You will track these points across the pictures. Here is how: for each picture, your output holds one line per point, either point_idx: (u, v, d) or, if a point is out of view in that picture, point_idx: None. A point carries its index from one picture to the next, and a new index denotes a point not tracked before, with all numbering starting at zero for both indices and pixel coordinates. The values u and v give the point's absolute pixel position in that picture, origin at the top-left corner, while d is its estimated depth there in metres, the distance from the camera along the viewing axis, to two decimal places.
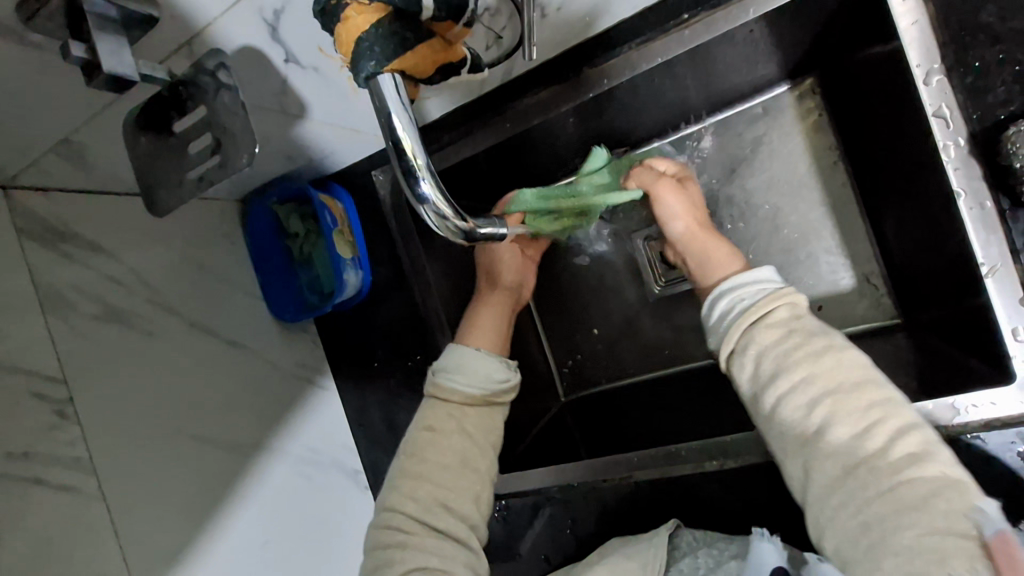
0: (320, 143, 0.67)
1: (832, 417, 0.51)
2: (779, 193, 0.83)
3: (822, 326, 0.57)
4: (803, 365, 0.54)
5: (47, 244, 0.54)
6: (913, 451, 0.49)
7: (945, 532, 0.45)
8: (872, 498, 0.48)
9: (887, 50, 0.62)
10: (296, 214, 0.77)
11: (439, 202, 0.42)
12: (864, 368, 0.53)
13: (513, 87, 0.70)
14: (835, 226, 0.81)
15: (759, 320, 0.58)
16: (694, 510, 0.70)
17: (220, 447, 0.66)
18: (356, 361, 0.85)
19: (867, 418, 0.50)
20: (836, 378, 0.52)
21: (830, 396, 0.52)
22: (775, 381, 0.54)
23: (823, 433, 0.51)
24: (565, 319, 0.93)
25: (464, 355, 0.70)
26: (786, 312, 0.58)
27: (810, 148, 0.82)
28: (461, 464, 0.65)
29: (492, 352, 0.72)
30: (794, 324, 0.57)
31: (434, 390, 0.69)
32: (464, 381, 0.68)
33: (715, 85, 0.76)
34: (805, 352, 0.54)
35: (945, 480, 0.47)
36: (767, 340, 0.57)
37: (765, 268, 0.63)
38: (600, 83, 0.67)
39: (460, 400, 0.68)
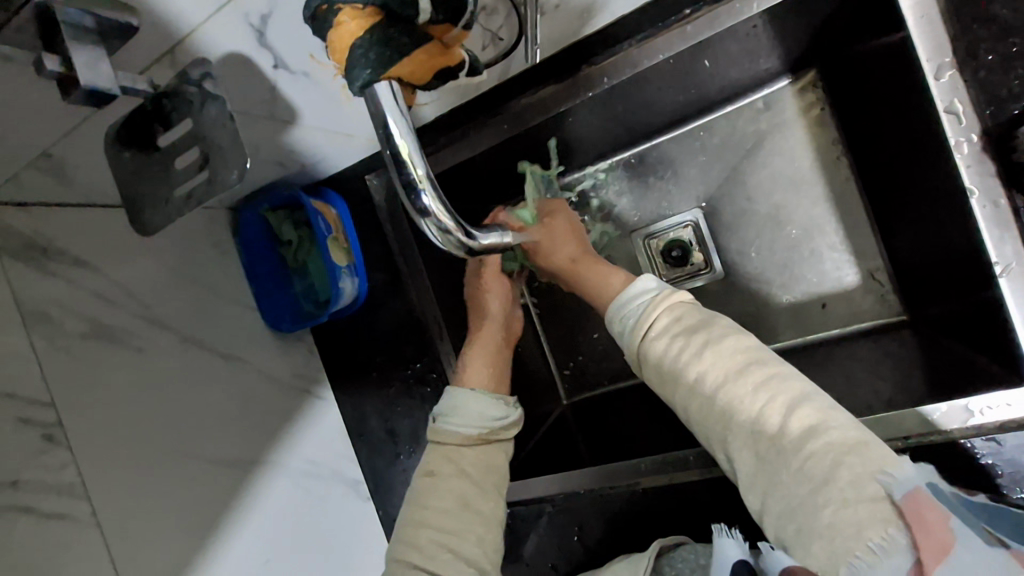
0: (313, 149, 0.65)
1: (729, 408, 0.53)
2: (782, 190, 0.82)
3: (706, 319, 0.59)
4: (690, 367, 0.56)
5: (31, 262, 0.52)
6: (807, 421, 0.50)
7: (857, 503, 0.46)
8: (786, 479, 0.49)
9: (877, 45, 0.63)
10: (287, 221, 0.76)
11: (440, 214, 0.39)
12: (746, 349, 0.55)
13: (507, 88, 0.68)
14: (838, 222, 0.80)
15: (648, 331, 0.61)
16: (699, 521, 0.68)
17: (217, 464, 0.64)
18: (353, 370, 0.83)
19: (757, 402, 0.52)
20: (723, 372, 0.54)
21: (721, 392, 0.53)
22: (675, 386, 0.57)
23: (730, 420, 0.53)
24: (567, 321, 0.93)
25: (462, 397, 0.70)
26: (667, 318, 0.60)
27: (811, 143, 0.80)
28: (462, 506, 0.64)
29: (486, 391, 0.72)
30: (676, 326, 0.59)
31: (434, 436, 0.68)
32: (462, 423, 0.68)
33: (716, 80, 0.74)
34: (689, 353, 0.56)
35: (844, 444, 0.48)
36: (656, 350, 0.59)
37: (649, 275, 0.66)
38: (600, 82, 0.65)
39: (457, 442, 0.67)
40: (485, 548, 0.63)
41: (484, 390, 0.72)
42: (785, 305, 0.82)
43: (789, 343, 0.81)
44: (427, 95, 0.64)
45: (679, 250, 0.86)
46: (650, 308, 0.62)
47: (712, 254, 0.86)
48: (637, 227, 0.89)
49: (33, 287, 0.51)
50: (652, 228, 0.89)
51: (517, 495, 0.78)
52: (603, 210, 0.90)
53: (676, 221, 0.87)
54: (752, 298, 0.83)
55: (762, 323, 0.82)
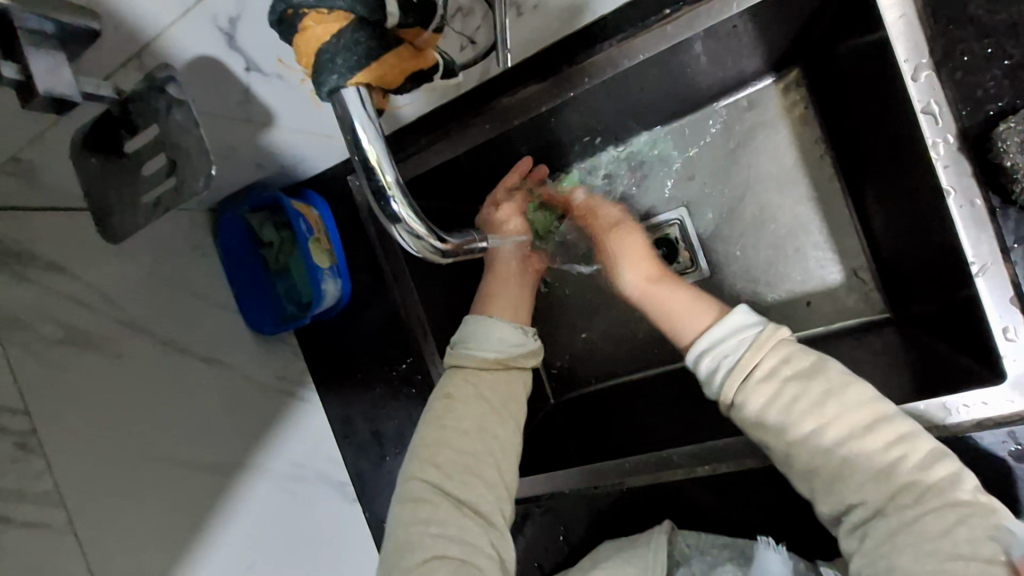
0: (293, 151, 0.65)
1: (851, 463, 0.54)
2: (767, 189, 0.82)
3: (817, 363, 0.58)
4: (808, 418, 0.56)
5: (3, 267, 0.51)
6: (935, 479, 0.51)
7: (968, 559, 0.48)
8: (902, 532, 0.51)
9: (860, 46, 0.62)
10: (269, 222, 0.75)
11: (412, 221, 0.40)
12: (869, 401, 0.55)
13: (489, 88, 0.68)
14: (822, 221, 0.80)
15: (750, 374, 0.59)
16: (687, 514, 0.69)
17: (199, 469, 0.63)
18: (338, 371, 0.82)
19: (889, 458, 0.53)
20: (845, 426, 0.55)
21: (846, 447, 0.54)
22: (783, 433, 0.56)
23: (847, 474, 0.54)
24: (555, 320, 0.93)
25: (483, 320, 0.71)
26: (774, 359, 0.59)
27: (796, 142, 0.80)
28: (479, 431, 0.64)
29: (509, 318, 0.74)
30: (786, 370, 0.58)
31: (451, 360, 0.68)
32: (482, 348, 0.68)
33: (700, 80, 0.74)
34: (807, 403, 0.56)
35: (965, 504, 0.50)
36: (763, 396, 0.58)
37: (740, 311, 0.63)
38: (582, 82, 0.65)
39: (477, 364, 0.67)
40: (503, 476, 0.63)
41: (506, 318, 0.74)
42: (770, 303, 0.82)
43: None
44: (404, 98, 0.63)
45: (666, 247, 0.86)
46: (756, 347, 0.60)
47: (698, 253, 0.85)
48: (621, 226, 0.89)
49: (5, 292, 0.51)
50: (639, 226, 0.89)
51: None
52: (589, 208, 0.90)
53: (662, 221, 0.87)
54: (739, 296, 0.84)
55: None
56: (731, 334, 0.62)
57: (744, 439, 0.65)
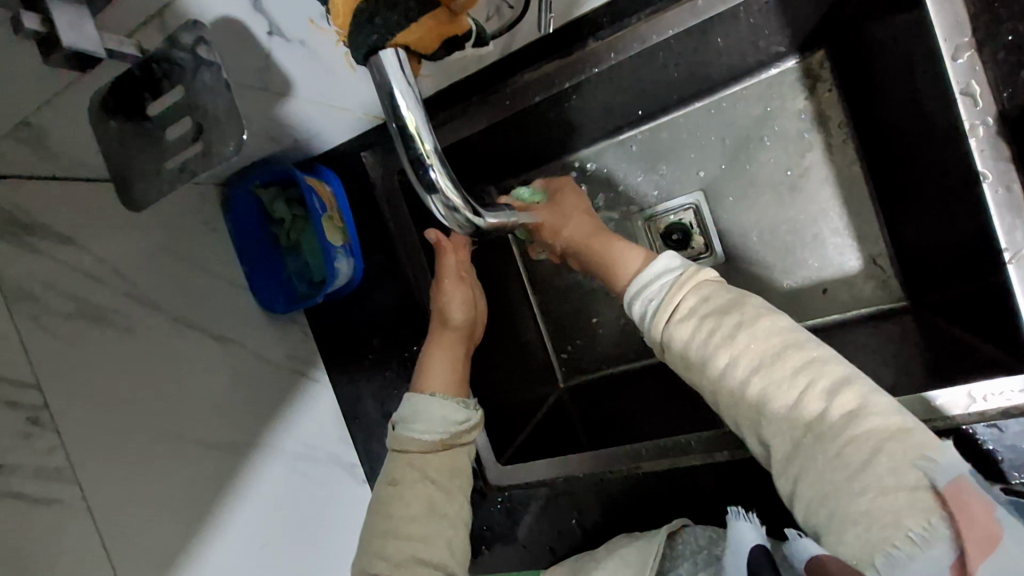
0: (309, 125, 0.64)
1: (764, 394, 0.52)
2: (788, 172, 0.81)
3: (734, 299, 0.58)
4: (722, 350, 0.55)
5: (12, 238, 0.49)
6: (847, 405, 0.50)
7: (896, 491, 0.46)
8: (822, 466, 0.49)
9: (889, 29, 0.61)
10: (280, 198, 0.74)
11: (449, 191, 0.38)
12: (779, 331, 0.54)
13: (509, 64, 0.66)
14: (842, 206, 0.79)
15: (673, 313, 0.59)
16: (700, 506, 0.68)
17: (211, 448, 0.62)
18: (348, 353, 0.81)
19: (798, 386, 0.51)
20: (756, 356, 0.53)
21: (759, 379, 0.53)
22: (705, 370, 0.56)
23: (768, 409, 0.52)
24: (568, 304, 0.92)
25: (423, 404, 0.70)
26: (694, 299, 0.59)
27: (818, 125, 0.79)
28: (427, 511, 0.65)
29: (449, 394, 0.72)
30: (703, 307, 0.58)
31: (394, 443, 0.69)
32: (425, 432, 0.68)
33: (724, 60, 0.73)
34: (721, 336, 0.55)
35: (886, 431, 0.48)
36: (683, 334, 0.58)
37: (664, 257, 0.64)
38: (607, 58, 0.63)
39: (419, 449, 0.68)
40: (454, 552, 0.65)
41: (446, 394, 0.72)
42: (785, 290, 0.81)
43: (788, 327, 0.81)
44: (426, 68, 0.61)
45: (681, 232, 0.85)
46: (674, 289, 0.60)
47: (713, 238, 0.84)
48: (636, 209, 0.88)
49: (15, 263, 0.49)
50: (656, 210, 0.87)
51: (509, 479, 0.77)
52: (604, 191, 0.89)
53: (677, 205, 0.86)
54: (754, 283, 0.83)
55: None
56: (655, 279, 0.63)
57: None
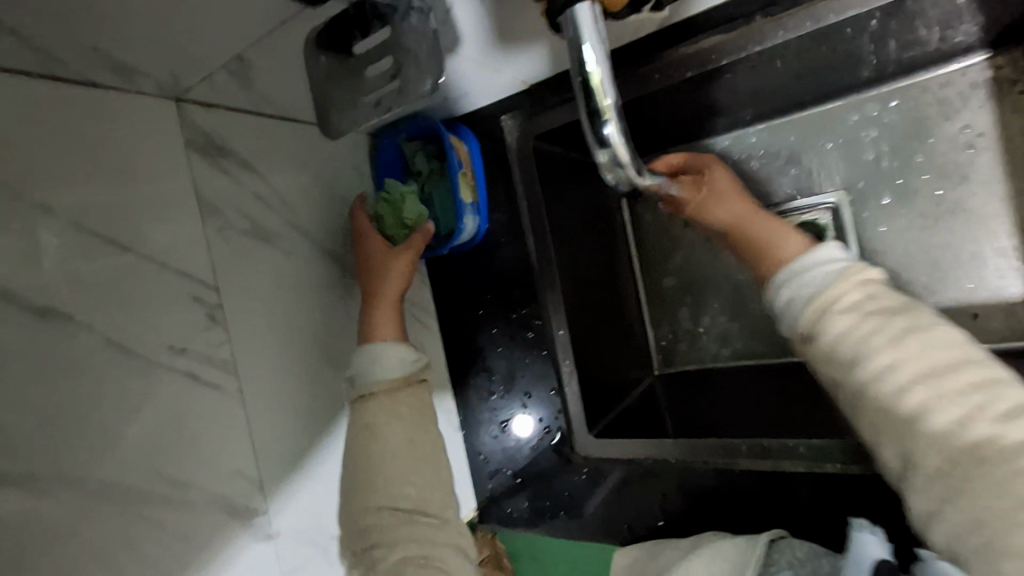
0: (461, 81, 0.69)
1: (927, 408, 0.47)
2: (950, 180, 0.73)
3: (905, 304, 0.52)
4: (884, 351, 0.50)
5: (209, 157, 0.58)
6: None
7: None
8: (987, 494, 0.44)
9: None
10: (422, 152, 0.77)
11: (620, 144, 0.43)
12: (957, 345, 0.49)
13: (670, 36, 0.65)
14: (1010, 224, 0.71)
15: (833, 304, 0.53)
16: (795, 518, 0.67)
17: (338, 370, 0.69)
18: (457, 303, 0.86)
19: (969, 407, 0.46)
20: (924, 366, 0.48)
21: (921, 391, 0.48)
22: (856, 371, 0.51)
23: (920, 425, 0.47)
24: (676, 298, 0.88)
25: (378, 349, 0.66)
26: (858, 293, 0.53)
27: (1000, 131, 0.71)
28: (407, 444, 0.66)
29: (395, 340, 0.67)
30: (870, 304, 0.52)
31: (356, 394, 0.66)
32: (380, 378, 0.65)
33: (894, 50, 0.67)
34: (887, 337, 0.50)
35: None
36: (840, 326, 0.52)
37: (829, 245, 0.57)
38: (774, 35, 0.61)
39: (385, 388, 0.66)
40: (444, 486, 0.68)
41: (397, 341, 0.67)
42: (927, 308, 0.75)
43: None
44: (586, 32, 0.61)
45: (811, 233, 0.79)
46: (840, 280, 0.54)
47: (851, 241, 0.78)
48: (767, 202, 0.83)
49: (207, 178, 0.58)
50: (787, 205, 0.81)
51: (594, 450, 0.77)
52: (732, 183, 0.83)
53: (814, 203, 0.79)
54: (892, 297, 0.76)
55: None
56: (815, 267, 0.56)
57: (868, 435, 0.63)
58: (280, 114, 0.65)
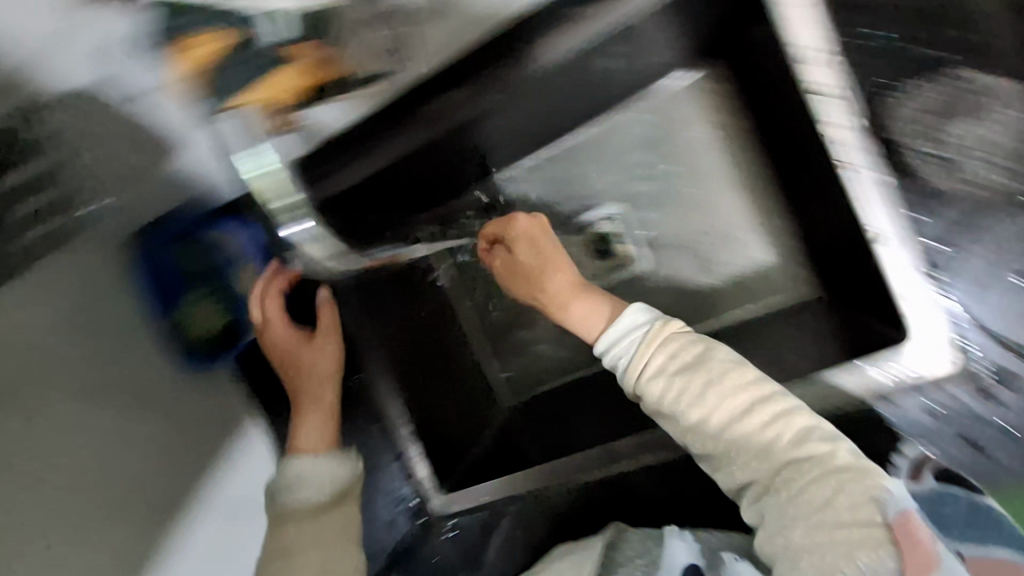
0: (198, 170, 0.65)
1: (734, 442, 0.58)
2: (693, 180, 0.84)
3: (702, 355, 0.61)
4: (692, 408, 0.59)
5: None
6: (815, 450, 0.56)
7: (849, 526, 0.52)
8: (793, 510, 0.55)
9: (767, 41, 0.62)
10: (191, 250, 0.71)
11: None
12: (749, 382, 0.59)
13: (399, 105, 0.63)
14: (748, 207, 0.83)
15: (643, 373, 0.62)
16: (635, 509, 0.74)
17: (134, 508, 0.64)
18: (282, 399, 0.78)
19: (763, 437, 0.57)
20: (723, 410, 0.58)
21: (733, 431, 0.58)
22: (678, 423, 0.61)
23: (731, 453, 0.59)
24: (505, 334, 0.90)
25: (312, 469, 0.70)
26: (662, 356, 0.62)
27: (721, 130, 0.81)
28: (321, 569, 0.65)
29: (325, 450, 0.73)
30: (672, 365, 0.61)
31: (275, 509, 0.69)
32: (304, 499, 0.68)
33: (620, 75, 0.71)
34: (692, 395, 0.59)
35: (843, 470, 0.54)
36: (655, 393, 0.61)
37: (631, 308, 0.65)
38: (498, 85, 0.62)
39: (315, 507, 0.68)
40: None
41: (325, 451, 0.73)
42: (704, 289, 0.85)
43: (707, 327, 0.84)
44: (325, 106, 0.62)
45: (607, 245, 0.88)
46: (653, 343, 0.62)
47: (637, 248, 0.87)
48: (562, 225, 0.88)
49: None
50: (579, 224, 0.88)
51: (459, 504, 0.82)
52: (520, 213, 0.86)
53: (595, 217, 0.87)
54: (676, 286, 0.86)
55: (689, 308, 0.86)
56: (625, 335, 0.64)
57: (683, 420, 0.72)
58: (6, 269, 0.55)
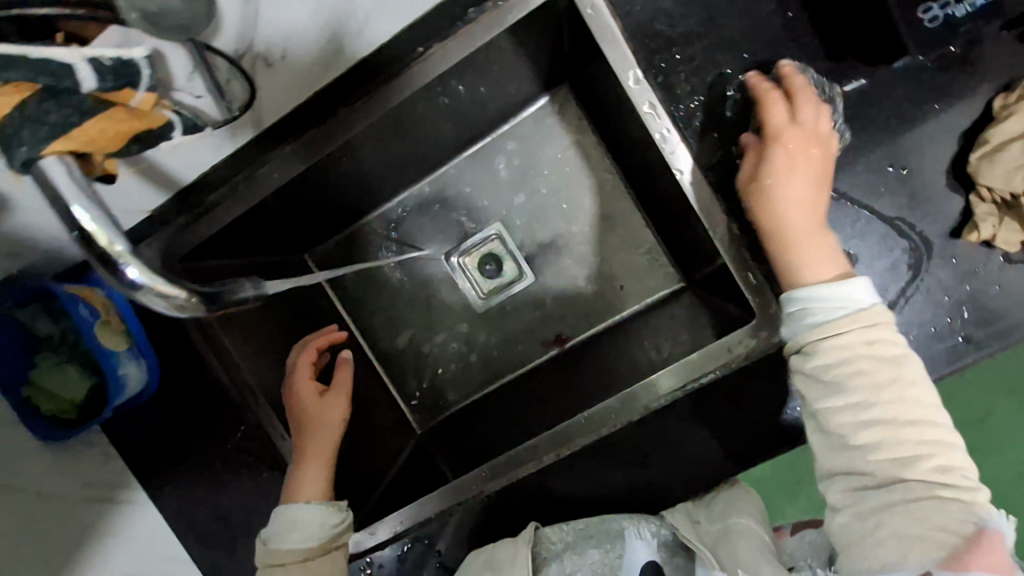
0: (41, 230, 0.59)
1: (877, 446, 0.54)
2: (566, 195, 0.90)
3: (893, 355, 0.55)
4: (863, 390, 0.55)
5: None
6: (947, 482, 0.53)
7: (938, 537, 0.51)
8: (897, 518, 0.52)
9: (597, 67, 0.71)
10: (44, 315, 0.67)
11: (155, 283, 0.39)
12: (926, 404, 0.55)
13: (263, 142, 0.68)
14: (617, 215, 0.89)
15: (828, 336, 0.56)
16: (546, 507, 0.76)
17: None
18: (167, 462, 0.74)
19: (912, 452, 0.54)
20: (889, 412, 0.54)
21: (879, 432, 0.54)
22: (826, 399, 0.56)
23: (853, 448, 0.55)
24: (410, 361, 0.94)
25: (300, 512, 0.65)
26: (858, 336, 0.55)
27: (580, 148, 0.89)
28: None
29: (322, 497, 0.68)
30: (866, 349, 0.55)
31: (264, 560, 0.64)
32: (298, 545, 0.64)
33: (480, 103, 0.79)
34: (872, 383, 0.55)
35: (957, 499, 0.52)
36: (829, 359, 0.56)
37: (860, 281, 0.57)
38: (355, 121, 0.66)
39: (300, 558, 0.64)
40: None
41: (321, 499, 0.67)
42: (591, 294, 0.90)
43: (593, 331, 0.90)
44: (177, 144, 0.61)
45: (492, 263, 0.92)
46: (861, 324, 0.56)
47: (521, 262, 0.92)
48: (445, 249, 0.93)
49: None
50: (464, 246, 0.93)
51: (361, 544, 0.75)
52: (402, 251, 0.92)
53: (479, 240, 0.92)
54: (564, 294, 0.91)
55: (579, 313, 0.91)
56: (823, 300, 0.57)
57: (608, 407, 0.69)
58: None
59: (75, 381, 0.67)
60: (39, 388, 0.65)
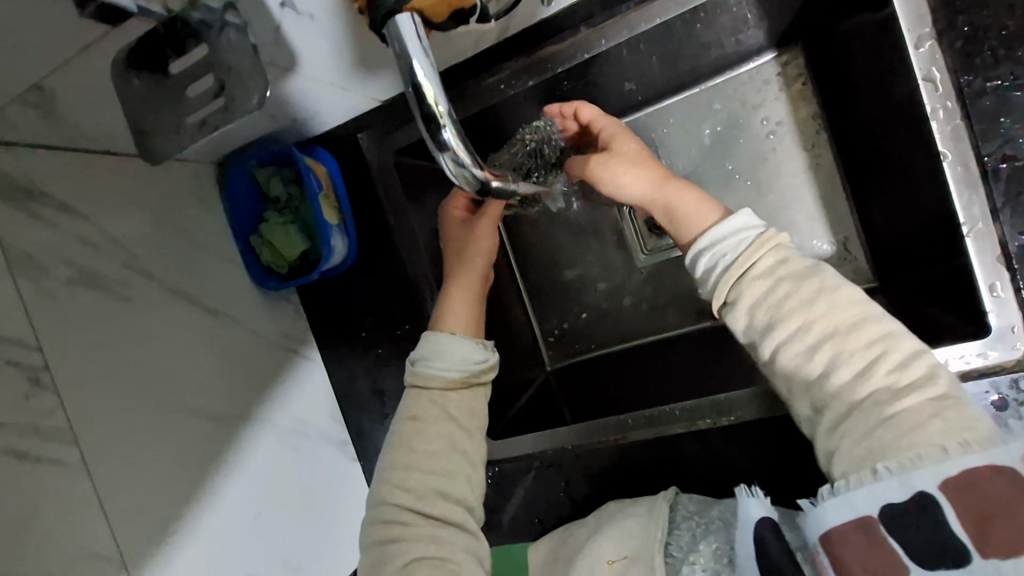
0: (303, 97, 0.65)
1: (831, 365, 0.53)
2: (762, 166, 0.83)
3: (812, 266, 0.57)
4: (792, 316, 0.55)
5: (17, 205, 0.51)
6: (916, 377, 0.51)
7: (924, 434, 0.49)
8: (886, 432, 0.50)
9: (877, 19, 0.61)
10: (276, 176, 0.75)
11: (459, 149, 0.46)
12: (860, 304, 0.55)
13: (502, 49, 0.68)
14: (818, 196, 0.81)
15: (748, 269, 0.58)
16: (675, 475, 0.73)
17: (207, 419, 0.64)
18: (343, 332, 0.81)
19: (869, 354, 0.53)
20: (828, 325, 0.54)
21: (828, 350, 0.53)
22: (759, 353, 0.58)
23: (820, 378, 0.54)
24: (558, 297, 0.96)
25: (448, 342, 0.70)
26: (772, 259, 0.58)
27: (795, 116, 0.81)
28: (447, 448, 0.67)
29: (469, 334, 0.72)
30: (783, 269, 0.57)
31: (412, 378, 0.70)
32: (443, 375, 0.69)
33: (708, 48, 0.73)
34: (798, 300, 0.55)
35: (938, 398, 0.50)
36: (754, 292, 0.57)
37: (743, 212, 0.61)
38: (598, 44, 0.66)
39: (442, 385, 0.69)
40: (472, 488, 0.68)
41: (464, 334, 0.71)
42: None
43: None
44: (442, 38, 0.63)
45: None
46: (757, 245, 0.59)
47: None
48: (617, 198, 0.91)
49: (24, 231, 0.51)
50: None
51: (505, 452, 0.80)
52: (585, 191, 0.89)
53: None
54: None
55: None
56: (734, 234, 0.60)
57: (747, 394, 0.69)
58: (108, 148, 0.59)
59: (289, 236, 0.75)
60: (262, 240, 0.75)
